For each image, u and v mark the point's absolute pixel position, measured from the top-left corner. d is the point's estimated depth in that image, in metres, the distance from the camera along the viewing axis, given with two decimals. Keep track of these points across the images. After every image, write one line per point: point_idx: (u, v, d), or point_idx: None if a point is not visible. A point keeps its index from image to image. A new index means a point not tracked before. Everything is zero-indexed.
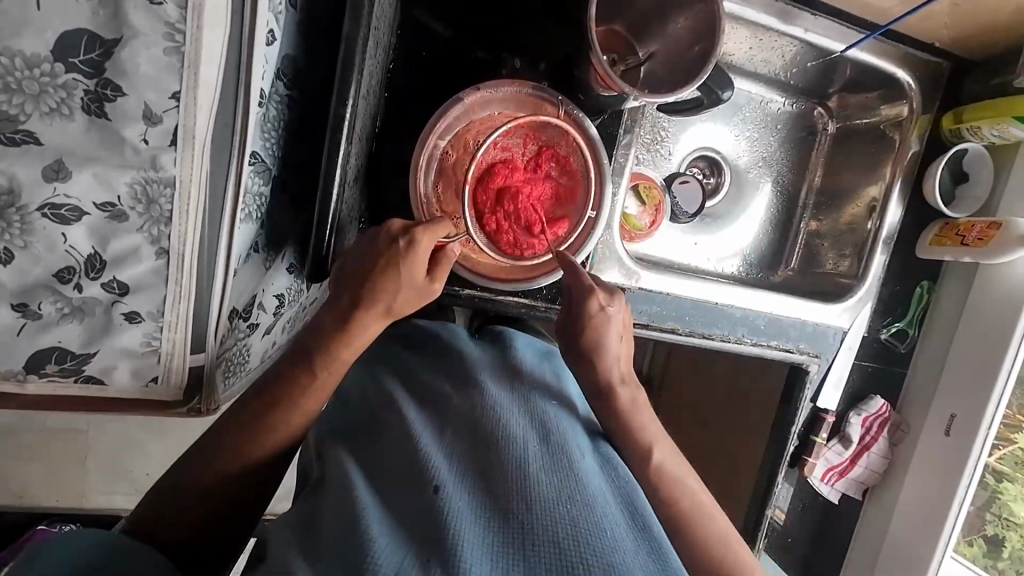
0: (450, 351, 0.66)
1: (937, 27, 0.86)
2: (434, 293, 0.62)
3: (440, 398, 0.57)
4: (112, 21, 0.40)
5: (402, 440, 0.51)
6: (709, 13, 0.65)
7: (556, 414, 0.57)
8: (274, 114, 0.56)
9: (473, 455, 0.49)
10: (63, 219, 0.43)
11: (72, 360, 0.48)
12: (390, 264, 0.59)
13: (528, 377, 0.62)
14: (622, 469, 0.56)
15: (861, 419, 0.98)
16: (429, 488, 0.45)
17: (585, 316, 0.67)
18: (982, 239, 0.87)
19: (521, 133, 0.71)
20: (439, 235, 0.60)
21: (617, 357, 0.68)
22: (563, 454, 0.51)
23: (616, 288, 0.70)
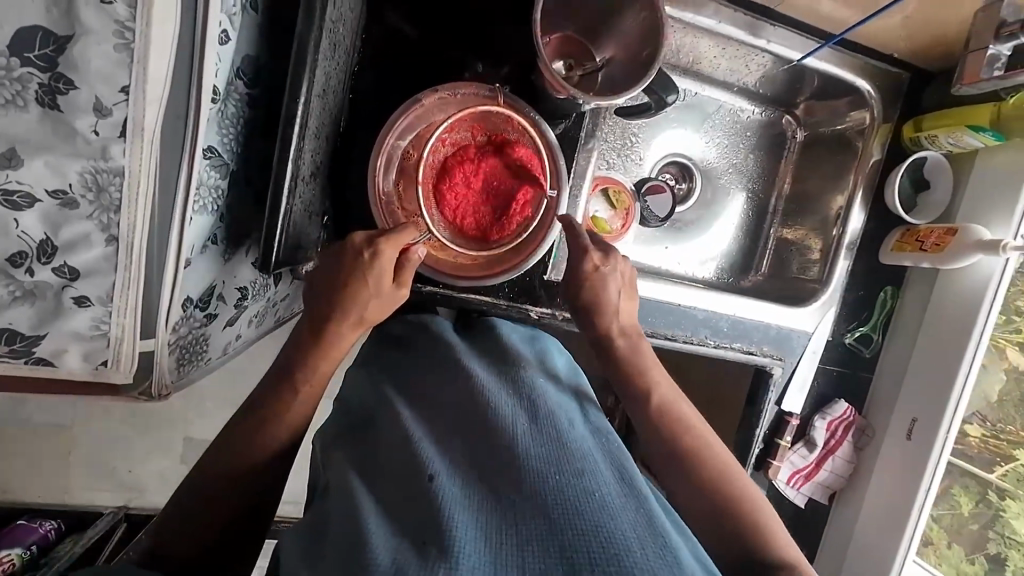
0: (439, 343, 0.67)
1: (894, 39, 0.88)
2: (401, 299, 0.66)
3: (435, 392, 0.59)
4: (65, 18, 0.42)
5: (398, 441, 0.52)
6: (654, 19, 0.67)
7: (545, 389, 0.59)
8: (232, 111, 0.59)
9: (464, 443, 0.51)
10: (15, 205, 0.45)
11: (21, 342, 0.49)
12: (355, 271, 0.63)
13: (515, 359, 0.64)
14: (614, 433, 0.57)
15: (825, 423, 0.99)
16: (424, 477, 0.46)
17: (580, 275, 0.72)
18: (939, 245, 0.89)
19: (467, 126, 0.74)
20: (404, 242, 0.64)
21: (617, 310, 0.73)
22: (551, 424, 0.52)
23: (614, 249, 0.74)
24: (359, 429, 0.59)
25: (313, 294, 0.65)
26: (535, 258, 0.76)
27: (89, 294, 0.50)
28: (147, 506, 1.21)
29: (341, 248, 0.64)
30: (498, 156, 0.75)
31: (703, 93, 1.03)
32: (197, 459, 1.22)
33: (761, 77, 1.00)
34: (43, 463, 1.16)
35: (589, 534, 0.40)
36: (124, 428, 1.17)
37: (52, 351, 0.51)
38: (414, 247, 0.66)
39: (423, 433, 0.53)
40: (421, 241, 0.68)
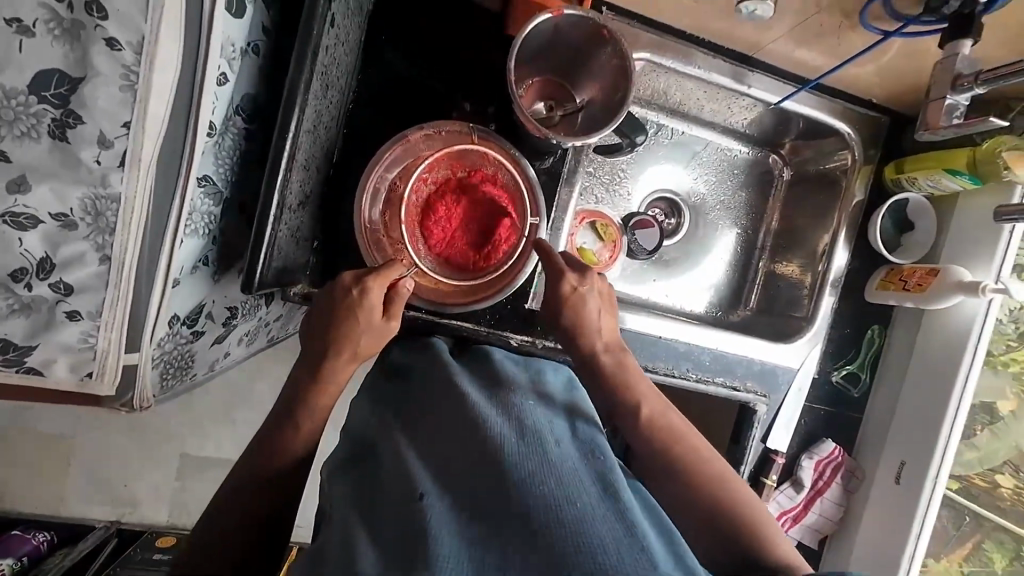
0: (435, 369, 0.70)
1: (871, 85, 0.91)
2: (394, 330, 0.70)
3: (428, 415, 0.62)
4: (79, 63, 0.48)
5: (396, 465, 0.55)
6: (624, 67, 0.73)
7: (535, 410, 0.62)
8: (229, 144, 0.64)
9: (453, 464, 0.53)
10: (21, 225, 0.49)
11: (14, 351, 0.53)
12: (350, 313, 0.67)
13: (508, 383, 0.68)
14: (604, 446, 0.59)
15: (813, 463, 0.97)
16: (414, 497, 0.49)
17: (560, 296, 0.73)
18: (921, 285, 0.89)
19: (446, 164, 0.79)
20: (389, 278, 0.69)
21: (599, 328, 0.74)
22: (536, 439, 0.55)
23: (590, 269, 0.76)
24: (363, 458, 0.61)
25: (312, 323, 0.69)
26: (513, 287, 0.79)
27: (80, 309, 0.54)
28: (140, 521, 1.22)
29: (334, 284, 0.69)
30: (480, 191, 0.79)
31: (691, 132, 1.04)
32: (190, 475, 1.24)
33: (744, 119, 1.01)
34: (41, 473, 1.18)
35: (568, 544, 0.43)
36: (121, 440, 1.20)
37: (42, 361, 0.54)
38: (402, 281, 0.71)
39: (416, 457, 0.56)
40: (409, 275, 0.73)
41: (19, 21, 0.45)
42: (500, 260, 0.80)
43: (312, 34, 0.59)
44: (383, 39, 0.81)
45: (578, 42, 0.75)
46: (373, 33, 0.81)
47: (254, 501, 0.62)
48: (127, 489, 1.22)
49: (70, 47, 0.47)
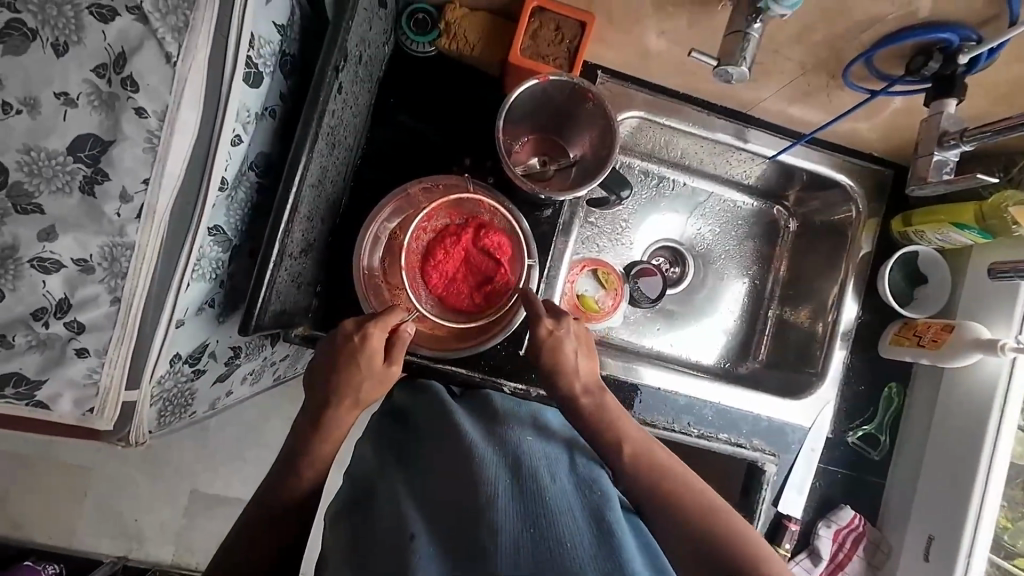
0: (435, 403, 0.72)
1: (869, 140, 0.92)
2: (395, 376, 0.71)
3: (423, 453, 0.62)
4: (111, 128, 0.55)
5: (393, 512, 0.55)
6: (609, 127, 0.77)
7: (531, 446, 0.62)
8: (241, 197, 0.69)
9: (444, 500, 0.53)
10: (46, 269, 0.55)
11: (26, 385, 0.57)
12: (353, 360, 0.69)
13: (505, 421, 0.68)
14: (602, 486, 0.59)
15: (831, 533, 0.90)
16: (405, 537, 0.50)
17: (536, 342, 0.74)
18: (937, 341, 0.85)
19: (444, 213, 0.83)
20: (389, 325, 0.71)
21: (579, 370, 0.74)
22: (531, 479, 0.55)
23: (567, 312, 0.76)
24: (361, 501, 0.61)
25: (316, 368, 0.72)
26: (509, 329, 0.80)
27: (88, 347, 0.58)
28: (145, 558, 1.23)
29: (335, 334, 0.72)
30: (477, 237, 0.82)
31: (692, 183, 1.05)
32: (197, 513, 1.25)
33: (745, 172, 1.02)
34: (57, 503, 1.22)
35: None
36: (134, 474, 1.23)
37: (50, 395, 0.58)
38: (402, 327, 0.73)
39: (410, 499, 0.55)
40: (408, 320, 0.75)
41: (66, 94, 0.53)
42: (495, 305, 0.82)
43: (318, 100, 0.65)
44: (392, 101, 0.88)
45: (568, 103, 0.79)
46: (382, 95, 0.87)
47: (256, 551, 0.67)
48: (135, 525, 1.23)
49: (105, 115, 0.54)
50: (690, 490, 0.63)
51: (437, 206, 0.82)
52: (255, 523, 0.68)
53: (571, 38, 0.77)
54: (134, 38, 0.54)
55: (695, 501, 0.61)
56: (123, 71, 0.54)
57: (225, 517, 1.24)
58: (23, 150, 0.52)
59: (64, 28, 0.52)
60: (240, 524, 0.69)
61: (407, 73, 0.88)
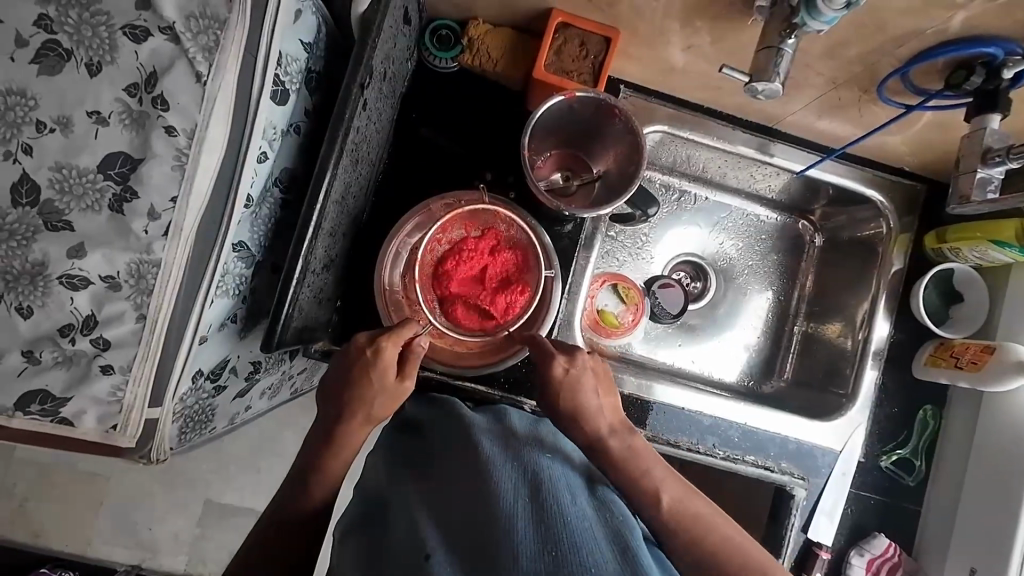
0: (454, 414, 0.70)
1: (901, 154, 0.89)
2: (406, 391, 0.70)
3: (441, 468, 0.60)
4: (141, 146, 0.55)
5: (407, 526, 0.53)
6: (636, 141, 0.76)
7: (551, 465, 0.60)
8: (265, 213, 0.69)
9: (461, 519, 0.51)
10: (74, 286, 0.56)
11: (51, 402, 0.57)
12: (365, 374, 0.68)
13: (525, 436, 0.66)
14: (625, 511, 0.57)
15: (864, 562, 0.86)
16: (421, 557, 0.48)
17: (552, 383, 0.71)
18: (977, 363, 0.82)
19: (459, 225, 0.81)
20: (401, 339, 0.69)
21: (600, 410, 0.70)
22: (552, 499, 0.53)
23: (579, 349, 0.74)
24: (373, 517, 0.59)
25: (328, 385, 0.70)
26: (524, 353, 0.79)
27: (113, 363, 0.58)
28: (158, 569, 1.23)
29: (347, 346, 0.70)
30: (492, 249, 0.81)
31: (713, 198, 1.03)
32: (210, 524, 1.24)
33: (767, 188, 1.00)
34: (74, 511, 1.22)
35: None
36: (150, 484, 1.23)
37: (74, 412, 0.58)
38: (415, 339, 0.71)
39: (426, 513, 0.54)
40: (423, 333, 0.73)
41: (98, 112, 0.54)
42: (514, 317, 0.81)
43: (343, 117, 0.65)
44: (414, 116, 0.88)
45: (592, 118, 0.78)
46: (405, 111, 0.87)
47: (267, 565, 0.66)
48: (148, 534, 1.23)
49: (136, 133, 0.55)
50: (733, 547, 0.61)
51: (455, 219, 0.81)
52: (271, 538, 0.67)
53: (596, 54, 0.76)
54: (165, 58, 0.55)
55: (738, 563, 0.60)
56: (154, 90, 0.55)
57: (238, 528, 1.24)
58: (55, 168, 0.54)
59: (98, 48, 0.54)
60: (254, 537, 0.69)
61: (430, 89, 0.88)
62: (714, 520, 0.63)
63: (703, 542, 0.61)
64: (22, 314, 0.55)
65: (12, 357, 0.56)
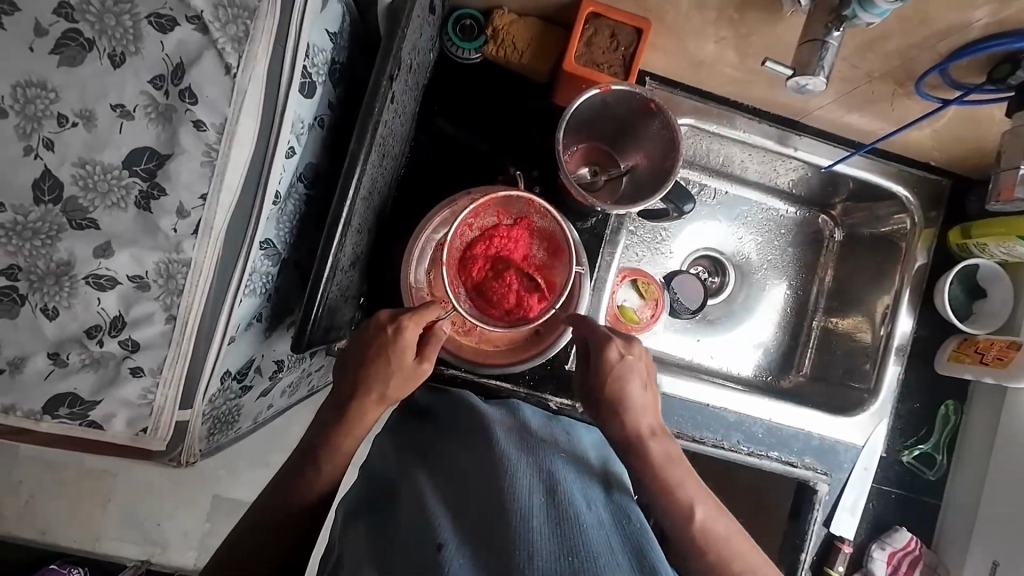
0: (464, 408, 0.70)
1: (929, 149, 0.88)
2: (423, 373, 0.67)
3: (453, 460, 0.59)
4: (168, 142, 0.54)
5: (415, 507, 0.52)
6: (669, 134, 0.74)
7: (564, 466, 0.60)
8: (291, 209, 0.67)
9: (477, 511, 0.50)
10: (101, 286, 0.54)
11: (80, 405, 0.56)
12: (382, 354, 0.65)
13: (537, 436, 0.66)
14: (639, 517, 0.57)
15: (886, 555, 0.87)
16: (433, 546, 0.46)
17: (605, 366, 0.70)
18: (1002, 359, 0.82)
19: (492, 212, 0.78)
20: (425, 320, 0.66)
21: (644, 407, 0.70)
22: (567, 500, 0.52)
23: (636, 338, 0.73)
24: (380, 506, 0.57)
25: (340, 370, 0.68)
26: (547, 355, 0.79)
27: (143, 365, 0.57)
28: (167, 564, 1.22)
29: (368, 323, 0.67)
30: (525, 239, 0.80)
31: (731, 192, 1.02)
32: (220, 519, 1.23)
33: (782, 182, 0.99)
34: (82, 508, 1.21)
35: None
36: (158, 480, 1.22)
37: (103, 415, 0.57)
38: (437, 322, 0.68)
39: (439, 502, 0.52)
40: (446, 318, 0.70)
41: (123, 106, 0.52)
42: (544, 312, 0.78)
43: (372, 112, 0.63)
44: (435, 108, 0.86)
45: (627, 113, 0.76)
46: (426, 103, 0.86)
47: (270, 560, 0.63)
48: (155, 531, 1.22)
49: (162, 128, 0.53)
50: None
51: (487, 207, 0.78)
52: (264, 524, 0.64)
53: (627, 45, 0.74)
54: (193, 49, 0.53)
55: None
56: (181, 82, 0.53)
57: None
58: (79, 163, 0.52)
59: (122, 38, 0.51)
60: (248, 519, 0.66)
61: (451, 81, 0.86)
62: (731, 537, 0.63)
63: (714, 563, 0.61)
64: (47, 315, 0.54)
65: (39, 359, 0.54)
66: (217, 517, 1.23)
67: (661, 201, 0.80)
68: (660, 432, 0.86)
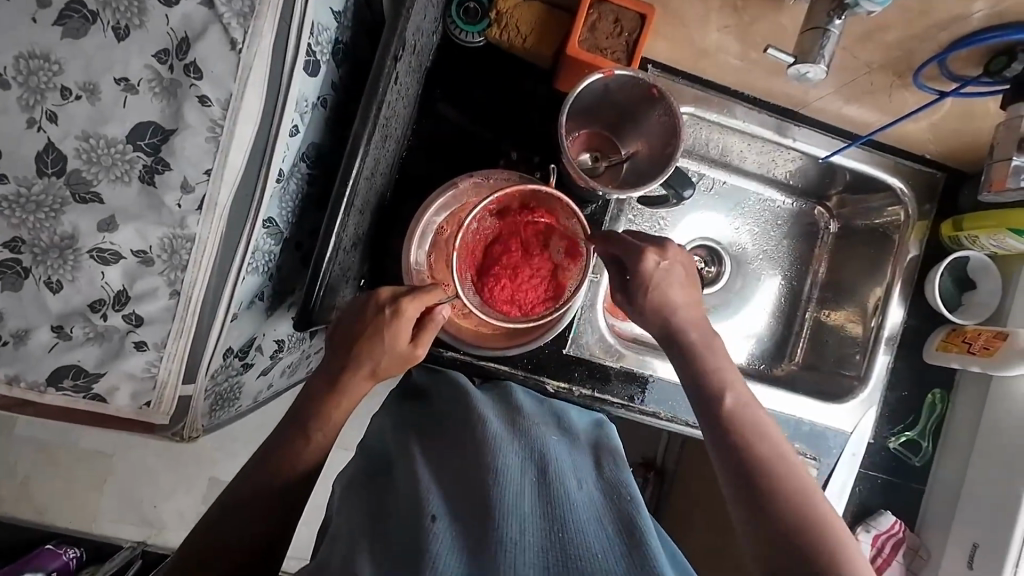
0: (456, 388, 0.71)
1: (922, 142, 0.89)
2: (418, 357, 0.66)
3: (447, 440, 0.60)
4: (173, 117, 0.54)
5: (409, 478, 0.54)
6: (672, 124, 0.75)
7: (555, 447, 0.61)
8: (293, 188, 0.68)
9: (467, 489, 0.51)
10: (105, 260, 0.54)
11: (85, 378, 0.57)
12: (377, 333, 0.63)
13: (528, 417, 0.67)
14: (632, 487, 0.57)
15: (871, 538, 0.89)
16: (425, 518, 0.46)
17: (644, 275, 0.68)
18: (989, 349, 0.84)
19: (513, 201, 0.77)
20: (425, 303, 0.64)
21: (682, 305, 0.69)
22: (555, 478, 0.53)
23: (669, 240, 0.70)
24: (378, 475, 0.59)
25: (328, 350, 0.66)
26: (541, 341, 0.80)
27: (147, 340, 0.57)
28: (162, 545, 1.23)
29: (367, 297, 0.65)
30: (537, 235, 0.79)
31: (729, 182, 1.03)
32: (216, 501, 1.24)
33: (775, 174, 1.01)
34: (77, 489, 1.22)
35: None
36: (153, 463, 1.23)
37: (107, 388, 0.57)
38: (437, 307, 0.67)
39: (432, 477, 0.53)
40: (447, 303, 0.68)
41: (127, 80, 0.52)
42: (540, 311, 0.78)
43: (376, 93, 0.63)
44: (437, 92, 0.86)
45: (633, 100, 0.77)
46: (428, 87, 0.85)
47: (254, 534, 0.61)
48: (150, 513, 1.23)
49: (167, 102, 0.53)
50: (817, 514, 0.57)
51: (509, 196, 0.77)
52: (249, 502, 0.62)
53: (630, 31, 0.75)
54: (198, 23, 0.53)
55: (801, 504, 0.58)
56: (186, 57, 0.53)
57: None
58: (82, 137, 0.52)
59: (126, 11, 0.51)
60: (227, 497, 0.63)
61: (453, 65, 0.86)
62: (784, 456, 0.61)
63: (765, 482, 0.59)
64: (51, 288, 0.54)
65: (42, 332, 0.55)
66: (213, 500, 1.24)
67: (662, 186, 0.81)
68: (654, 416, 0.87)
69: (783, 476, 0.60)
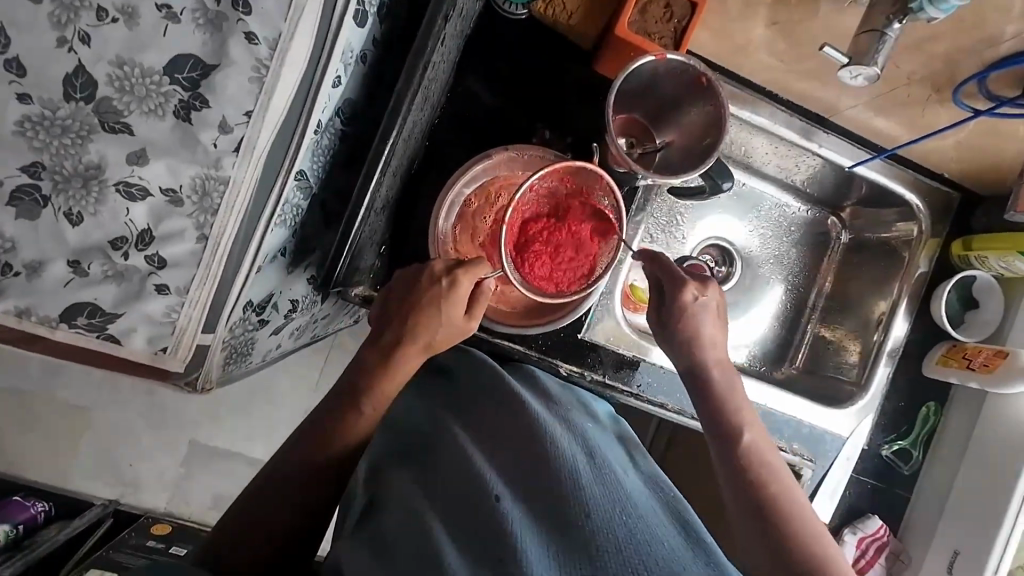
0: (482, 368, 0.69)
1: (946, 160, 0.91)
2: (471, 330, 0.65)
3: (486, 417, 0.60)
4: (216, 52, 0.51)
5: (455, 454, 0.54)
6: (716, 114, 0.74)
7: (592, 431, 0.61)
8: (327, 142, 0.66)
9: (523, 466, 0.51)
10: (131, 196, 0.52)
11: (101, 317, 0.54)
12: (435, 304, 0.62)
13: (560, 401, 0.67)
14: (668, 480, 0.58)
15: (856, 539, 0.92)
16: (490, 497, 0.47)
17: (678, 307, 0.70)
18: (988, 366, 0.87)
19: (554, 178, 0.75)
20: (479, 275, 0.64)
21: (712, 340, 0.71)
22: (604, 460, 0.53)
23: (710, 278, 0.73)
24: (417, 454, 0.59)
25: (378, 318, 0.65)
26: (563, 323, 0.79)
27: (170, 283, 0.56)
28: (138, 504, 1.20)
29: (423, 267, 0.64)
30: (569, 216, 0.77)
31: (747, 183, 1.02)
32: (199, 463, 1.21)
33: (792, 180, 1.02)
34: (52, 441, 1.17)
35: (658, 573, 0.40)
36: (135, 419, 1.19)
37: (123, 329, 0.55)
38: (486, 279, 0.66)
39: (482, 455, 0.53)
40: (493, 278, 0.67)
41: (169, 6, 0.49)
42: (568, 292, 0.76)
43: (424, 51, 0.63)
44: (474, 62, 0.84)
45: (676, 88, 0.77)
46: (465, 55, 0.83)
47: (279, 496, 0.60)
48: (128, 471, 1.20)
49: (210, 35, 0.50)
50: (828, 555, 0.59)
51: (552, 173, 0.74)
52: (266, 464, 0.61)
53: (681, 17, 0.74)
54: None
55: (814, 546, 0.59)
56: None
57: (227, 471, 1.21)
58: (115, 63, 0.48)
59: None
60: None
61: (493, 35, 0.84)
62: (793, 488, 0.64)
63: (781, 521, 0.60)
64: (70, 220, 0.51)
65: (57, 266, 0.52)
66: (196, 462, 1.21)
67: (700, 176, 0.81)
68: (660, 406, 0.88)
69: (794, 515, 0.61)
